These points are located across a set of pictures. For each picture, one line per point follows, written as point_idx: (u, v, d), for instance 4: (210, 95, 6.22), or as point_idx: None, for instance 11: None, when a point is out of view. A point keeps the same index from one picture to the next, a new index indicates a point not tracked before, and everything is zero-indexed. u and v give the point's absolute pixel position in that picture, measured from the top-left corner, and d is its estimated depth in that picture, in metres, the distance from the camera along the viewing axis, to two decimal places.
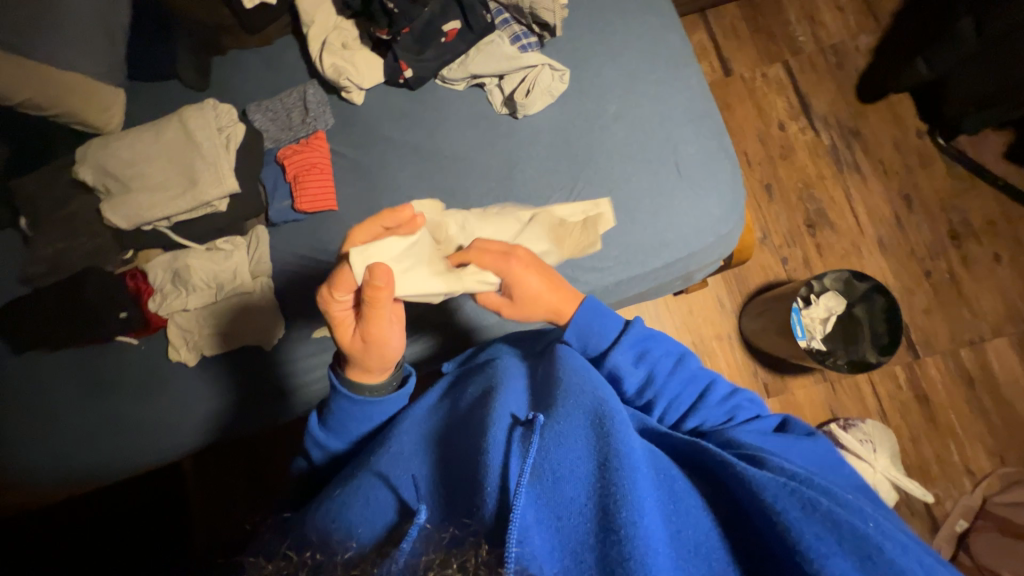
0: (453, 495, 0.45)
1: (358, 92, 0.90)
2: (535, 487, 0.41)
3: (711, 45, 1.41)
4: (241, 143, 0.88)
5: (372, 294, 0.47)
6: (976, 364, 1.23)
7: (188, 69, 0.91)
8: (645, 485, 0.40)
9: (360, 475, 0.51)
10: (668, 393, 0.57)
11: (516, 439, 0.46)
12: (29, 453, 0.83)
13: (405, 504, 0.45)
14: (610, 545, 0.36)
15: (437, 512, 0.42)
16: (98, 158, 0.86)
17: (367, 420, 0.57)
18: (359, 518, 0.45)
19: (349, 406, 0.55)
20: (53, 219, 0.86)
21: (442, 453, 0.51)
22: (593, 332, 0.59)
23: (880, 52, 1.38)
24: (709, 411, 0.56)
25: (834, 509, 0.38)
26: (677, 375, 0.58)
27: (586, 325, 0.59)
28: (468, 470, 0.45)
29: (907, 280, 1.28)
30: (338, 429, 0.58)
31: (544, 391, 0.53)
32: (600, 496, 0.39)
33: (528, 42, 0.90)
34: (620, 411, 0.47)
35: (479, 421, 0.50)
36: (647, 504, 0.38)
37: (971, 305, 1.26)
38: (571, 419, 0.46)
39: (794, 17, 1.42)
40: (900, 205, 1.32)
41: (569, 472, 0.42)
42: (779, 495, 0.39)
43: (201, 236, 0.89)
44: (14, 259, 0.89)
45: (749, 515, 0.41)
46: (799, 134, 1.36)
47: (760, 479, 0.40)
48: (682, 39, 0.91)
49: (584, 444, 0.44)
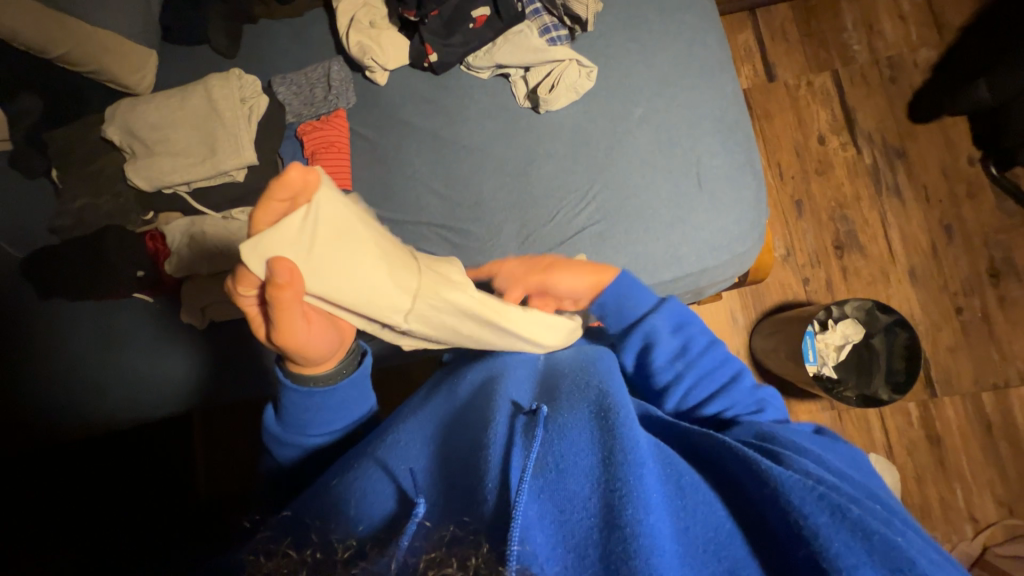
0: (452, 481, 0.42)
1: (382, 73, 0.89)
2: (538, 480, 0.38)
3: (756, 47, 1.34)
4: (262, 115, 0.90)
5: (276, 294, 0.44)
6: (998, 409, 1.17)
7: (218, 35, 0.91)
8: (652, 481, 0.38)
9: (359, 463, 0.47)
10: (698, 367, 0.60)
11: (518, 430, 0.43)
12: (46, 395, 0.88)
13: (405, 494, 0.42)
14: (615, 542, 0.33)
15: (438, 505, 0.39)
16: (127, 119, 0.88)
17: (322, 415, 0.56)
18: (366, 509, 0.41)
19: (298, 397, 0.55)
20: (82, 173, 0.89)
21: (442, 443, 0.47)
22: (632, 298, 0.63)
23: (940, 69, 1.29)
24: (733, 392, 0.59)
25: (862, 518, 0.35)
26: (707, 355, 0.61)
27: (629, 289, 0.63)
28: (466, 462, 0.42)
29: (935, 315, 1.22)
30: (298, 431, 0.57)
31: (550, 384, 0.51)
32: (605, 492, 0.37)
33: (558, 35, 0.87)
34: (626, 406, 0.44)
35: (480, 409, 0.48)
36: (653, 499, 0.36)
37: (1002, 348, 1.19)
38: (575, 413, 0.44)
39: (851, 23, 1.33)
40: (939, 236, 1.25)
41: (573, 466, 0.39)
42: (805, 498, 0.37)
43: (217, 204, 0.90)
44: (45, 209, 0.92)
45: (766, 521, 0.38)
46: (839, 150, 1.29)
47: (784, 480, 0.38)
48: (719, 43, 0.87)
49: (587, 438, 0.41)
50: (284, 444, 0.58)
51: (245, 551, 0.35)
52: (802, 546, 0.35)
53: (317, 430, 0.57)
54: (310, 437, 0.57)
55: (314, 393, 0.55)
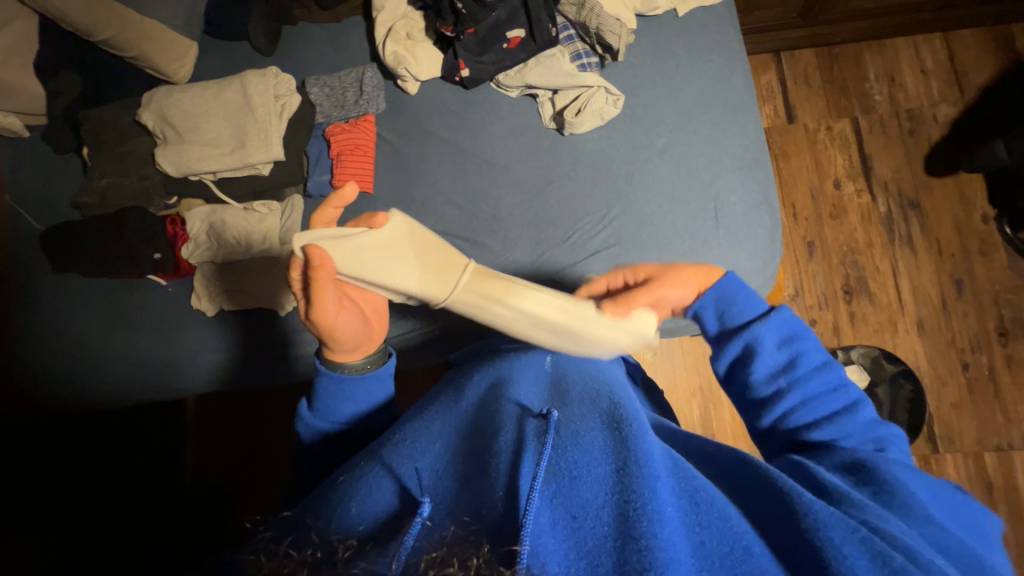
0: (461, 483, 0.41)
1: (413, 82, 0.91)
2: (550, 485, 0.37)
3: (778, 89, 1.37)
4: (293, 113, 0.92)
5: (314, 274, 0.54)
6: (1001, 472, 1.15)
7: (258, 33, 0.94)
8: (667, 494, 0.37)
9: (363, 465, 0.47)
10: (806, 389, 0.55)
11: (530, 433, 0.42)
12: (49, 369, 0.89)
13: (407, 493, 0.42)
14: (630, 552, 0.33)
15: (442, 507, 0.38)
16: (162, 105, 0.90)
17: (347, 402, 0.59)
18: (360, 510, 0.41)
19: (330, 382, 0.58)
20: (113, 153, 0.91)
21: (448, 441, 0.47)
22: (738, 302, 0.60)
23: (959, 126, 1.30)
24: (849, 426, 0.52)
25: (903, 564, 0.34)
26: (815, 377, 0.55)
27: (732, 294, 0.60)
28: (474, 465, 0.42)
29: (940, 369, 1.21)
30: (322, 413, 0.59)
31: (560, 391, 0.50)
32: (619, 502, 0.36)
33: (588, 62, 0.89)
34: (638, 417, 0.45)
35: (487, 415, 0.47)
36: (668, 512, 0.36)
37: (1006, 409, 1.18)
38: (586, 423, 0.44)
39: (873, 74, 1.35)
40: (949, 290, 1.25)
41: (585, 473, 0.39)
42: (845, 537, 0.36)
43: (239, 195, 0.92)
44: (71, 183, 0.94)
45: (778, 536, 0.38)
46: (854, 196, 1.30)
47: (826, 516, 0.37)
48: (745, 83, 0.89)
49: (600, 447, 0.41)
50: (306, 424, 0.60)
51: (245, 551, 0.35)
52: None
53: (336, 414, 0.59)
54: (332, 422, 0.59)
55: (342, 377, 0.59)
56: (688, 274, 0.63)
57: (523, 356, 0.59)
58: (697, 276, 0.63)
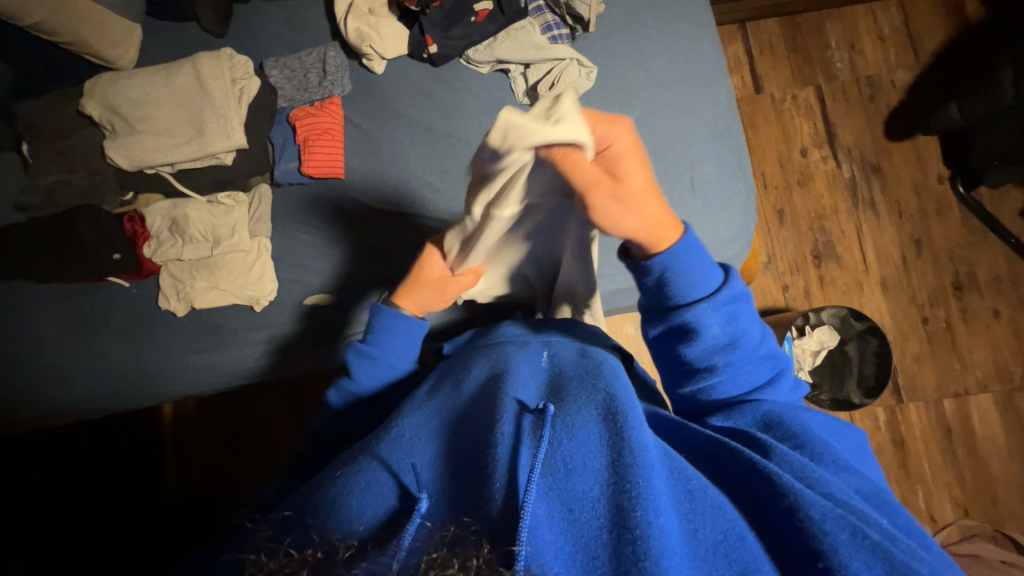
0: (458, 478, 0.40)
1: (379, 61, 0.87)
2: (546, 479, 0.38)
3: (745, 59, 1.38)
4: (254, 97, 0.87)
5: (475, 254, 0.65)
6: (958, 416, 1.24)
7: (207, 9, 0.88)
8: (661, 484, 0.37)
9: (359, 458, 0.46)
10: (738, 365, 0.52)
11: (526, 428, 0.42)
12: (7, 384, 0.84)
13: (406, 491, 0.41)
14: (625, 544, 0.33)
15: (442, 504, 0.39)
16: (107, 94, 0.84)
17: (407, 339, 0.63)
18: (359, 505, 0.40)
19: (386, 318, 0.62)
20: (57, 149, 0.85)
21: (445, 435, 0.46)
22: (687, 274, 0.50)
23: (914, 90, 1.35)
24: (770, 394, 0.53)
25: (882, 541, 0.36)
26: (753, 349, 0.53)
27: (685, 264, 0.50)
28: (470, 460, 0.41)
29: (903, 324, 1.28)
30: (376, 355, 0.61)
31: (558, 382, 0.49)
32: (614, 493, 0.36)
33: (559, 34, 0.88)
34: (633, 409, 0.44)
35: (483, 408, 0.46)
36: (663, 501, 0.36)
37: (962, 357, 1.26)
38: (582, 413, 0.44)
39: (835, 41, 1.38)
40: (909, 249, 1.31)
41: (581, 465, 0.39)
42: (827, 515, 0.37)
43: (202, 187, 0.87)
44: (12, 184, 0.87)
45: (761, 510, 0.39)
46: (820, 163, 1.34)
47: (807, 497, 0.38)
48: (715, 51, 0.89)
49: (596, 439, 0.41)
50: (359, 369, 0.61)
51: (244, 550, 0.34)
52: (817, 561, 0.35)
53: (392, 352, 0.62)
54: (391, 366, 0.62)
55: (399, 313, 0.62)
56: (645, 217, 0.47)
57: (520, 346, 0.57)
58: (649, 223, 0.47)
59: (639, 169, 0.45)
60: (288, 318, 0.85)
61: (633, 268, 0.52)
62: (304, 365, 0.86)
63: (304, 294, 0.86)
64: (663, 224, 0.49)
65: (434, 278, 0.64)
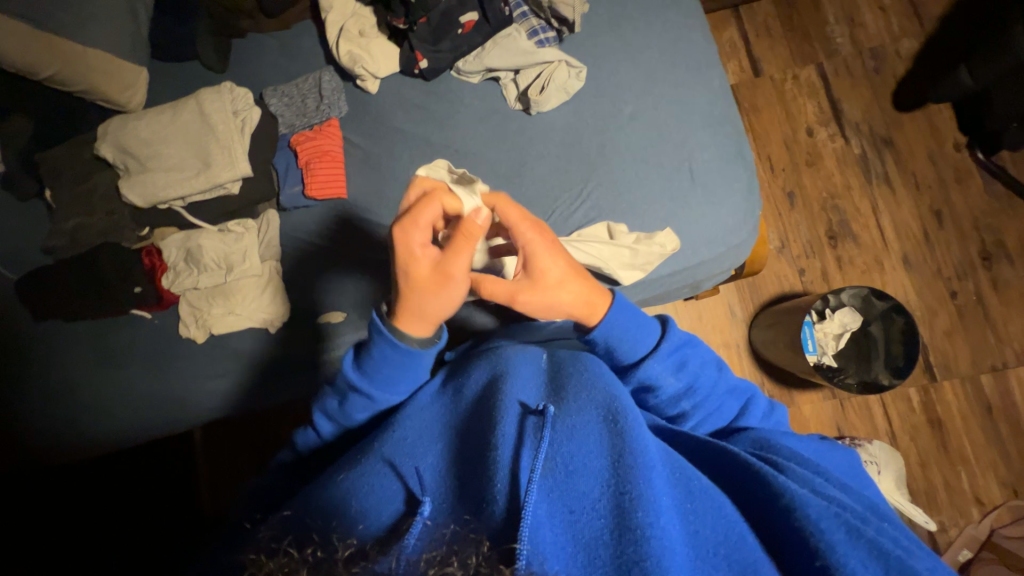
0: (464, 482, 0.41)
1: (373, 81, 0.89)
2: (547, 481, 0.38)
3: (741, 44, 1.36)
4: (256, 128, 0.90)
5: (469, 229, 0.51)
6: (997, 391, 1.18)
7: (209, 52, 0.92)
8: (662, 484, 0.37)
9: (364, 459, 0.47)
10: (705, 408, 0.57)
11: (528, 432, 0.42)
12: (41, 421, 0.88)
13: (411, 494, 0.42)
14: (627, 544, 0.33)
15: (443, 506, 0.39)
16: (118, 137, 0.88)
17: (397, 377, 0.54)
18: (366, 507, 0.41)
19: (394, 352, 0.52)
20: (76, 193, 0.90)
21: (446, 442, 0.47)
22: (625, 340, 0.55)
23: (922, 58, 1.31)
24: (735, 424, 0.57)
25: (876, 537, 0.37)
26: (711, 387, 0.57)
27: (622, 330, 0.54)
28: (474, 463, 0.42)
29: (930, 300, 1.23)
30: (372, 394, 0.55)
31: (558, 380, 0.49)
32: (614, 494, 0.36)
33: (546, 37, 0.88)
34: (633, 409, 0.44)
35: (483, 411, 0.46)
36: (663, 502, 0.36)
37: (997, 330, 1.21)
38: (584, 414, 0.43)
39: (833, 16, 1.35)
40: (930, 221, 1.26)
41: (581, 467, 0.39)
42: (823, 514, 0.38)
43: (212, 218, 0.91)
44: (39, 230, 0.92)
45: (756, 505, 0.41)
46: (828, 141, 1.31)
47: (805, 497, 0.39)
48: (705, 39, 0.88)
49: (596, 440, 0.41)
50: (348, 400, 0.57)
51: (247, 551, 0.35)
52: (814, 560, 0.36)
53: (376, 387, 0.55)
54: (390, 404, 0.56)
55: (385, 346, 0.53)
56: (570, 298, 0.53)
57: (519, 348, 0.57)
58: (576, 305, 0.54)
59: (559, 251, 0.54)
60: (301, 338, 0.87)
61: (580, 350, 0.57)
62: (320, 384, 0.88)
63: (317, 314, 0.87)
64: (592, 303, 0.54)
65: (425, 273, 0.50)
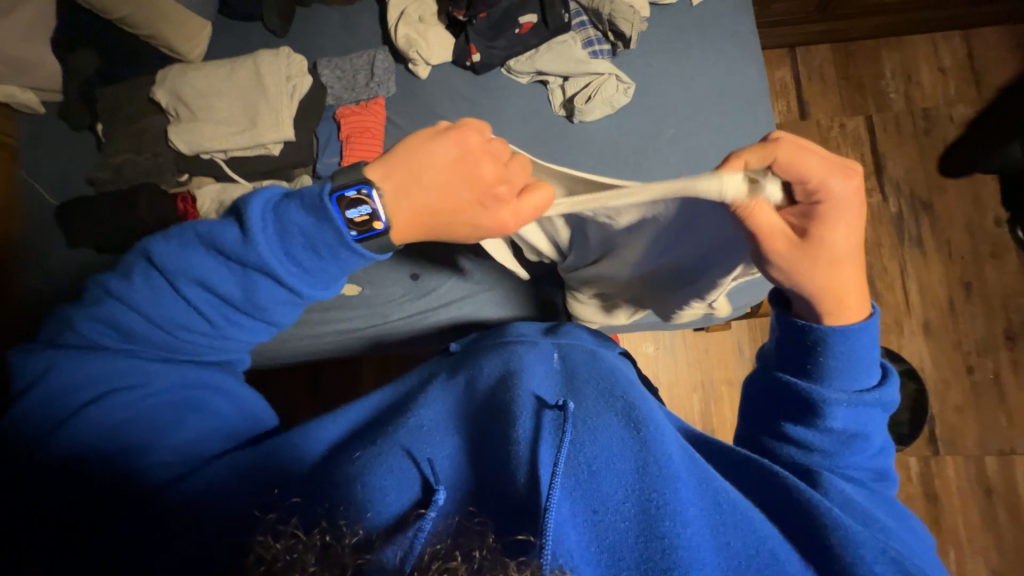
0: (481, 470, 0.42)
1: (424, 66, 0.91)
2: (570, 479, 0.39)
3: (792, 84, 1.35)
4: (304, 95, 0.92)
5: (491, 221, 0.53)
6: (1001, 476, 1.15)
7: (272, 14, 0.95)
8: (688, 495, 0.38)
9: (378, 442, 0.45)
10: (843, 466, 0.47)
11: (548, 426, 0.43)
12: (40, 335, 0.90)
13: (427, 482, 0.42)
14: (653, 550, 0.35)
15: (463, 491, 0.40)
16: (174, 84, 0.91)
17: (330, 268, 0.50)
18: (382, 486, 0.41)
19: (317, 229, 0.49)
20: (126, 131, 0.93)
21: (467, 428, 0.47)
22: (839, 356, 0.47)
23: (975, 127, 1.28)
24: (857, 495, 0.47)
25: None
26: (864, 455, 0.48)
27: (849, 348, 0.47)
28: (492, 452, 0.42)
29: (945, 372, 1.20)
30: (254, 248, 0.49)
31: (572, 382, 0.50)
32: (640, 499, 0.38)
33: (600, 49, 0.89)
34: (653, 414, 0.45)
35: (501, 401, 0.46)
36: (688, 512, 0.37)
37: (1011, 413, 1.17)
38: (604, 416, 0.44)
39: (890, 71, 1.33)
40: (958, 292, 1.24)
41: (605, 468, 0.40)
42: (878, 558, 0.36)
43: (249, 175, 0.93)
44: (86, 160, 0.96)
45: (789, 527, 0.40)
46: (865, 194, 1.29)
47: (857, 536, 0.37)
48: (759, 74, 0.87)
49: (619, 444, 0.42)
50: (208, 268, 0.50)
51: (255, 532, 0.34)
52: None
53: (298, 283, 0.50)
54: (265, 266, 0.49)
55: (312, 221, 0.48)
56: (831, 282, 0.47)
57: (531, 345, 0.56)
58: (826, 298, 0.47)
59: (843, 229, 0.47)
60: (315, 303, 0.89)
61: (788, 325, 0.49)
62: (330, 349, 0.90)
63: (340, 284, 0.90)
64: (844, 307, 0.48)
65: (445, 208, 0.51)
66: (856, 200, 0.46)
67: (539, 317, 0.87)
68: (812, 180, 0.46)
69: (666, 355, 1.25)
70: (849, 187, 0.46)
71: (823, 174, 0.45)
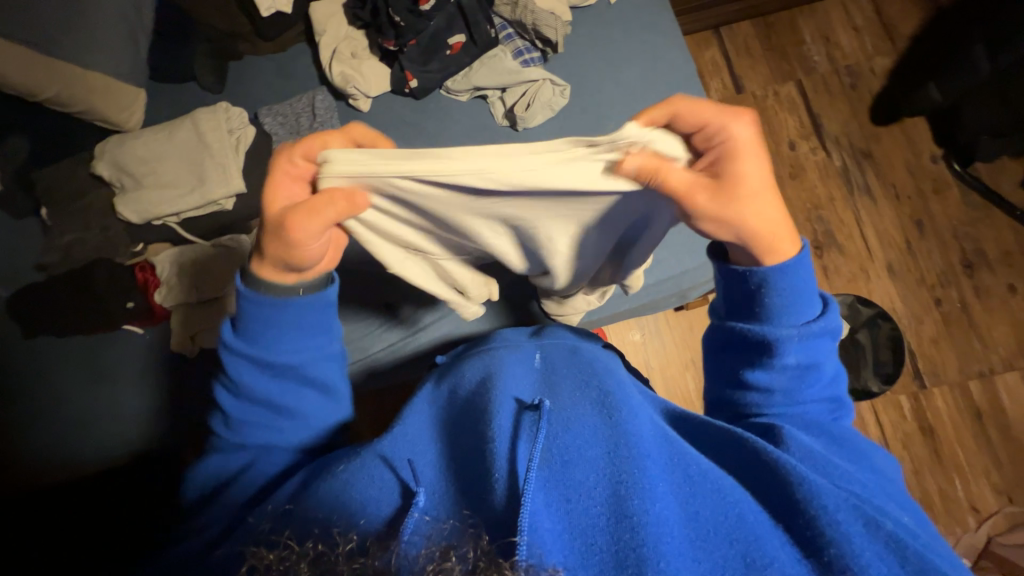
0: (461, 475, 0.41)
1: (364, 99, 0.93)
2: (544, 471, 0.38)
3: (723, 62, 1.41)
4: (250, 144, 0.92)
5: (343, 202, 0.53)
6: (987, 397, 1.19)
7: (205, 73, 0.96)
8: (657, 472, 0.39)
9: (361, 454, 0.47)
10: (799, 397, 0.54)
11: (525, 424, 0.43)
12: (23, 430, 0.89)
13: (405, 487, 0.42)
14: (624, 531, 0.34)
15: (443, 497, 0.40)
16: (115, 155, 0.90)
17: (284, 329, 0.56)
18: (364, 498, 0.42)
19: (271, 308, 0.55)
20: (72, 209, 0.91)
21: (446, 439, 0.47)
22: (780, 299, 0.52)
23: (895, 75, 1.36)
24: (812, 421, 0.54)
25: (893, 532, 0.40)
26: (818, 385, 0.54)
27: (788, 288, 0.52)
28: (470, 454, 0.42)
29: (915, 308, 1.25)
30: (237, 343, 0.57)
31: (548, 380, 0.50)
32: (612, 480, 0.38)
33: (530, 57, 0.92)
34: (626, 401, 0.47)
35: (479, 404, 0.47)
36: (658, 490, 0.38)
37: (982, 336, 1.23)
38: (577, 409, 0.45)
39: (809, 36, 1.41)
40: (911, 231, 1.30)
41: (577, 456, 0.40)
42: (838, 504, 0.41)
43: (206, 232, 0.92)
44: (36, 246, 0.94)
45: (763, 486, 0.44)
46: (809, 154, 1.35)
47: (819, 486, 0.42)
48: (685, 57, 0.91)
49: (592, 433, 0.43)
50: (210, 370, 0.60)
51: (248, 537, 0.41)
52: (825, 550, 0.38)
53: (295, 354, 0.57)
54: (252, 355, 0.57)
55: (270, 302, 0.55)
56: (760, 219, 0.50)
57: (510, 348, 0.57)
58: (760, 235, 0.51)
59: (757, 164, 0.50)
60: None
61: (729, 274, 0.54)
62: None
63: None
64: (777, 242, 0.52)
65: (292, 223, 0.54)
66: (756, 141, 0.51)
67: (518, 322, 0.88)
68: (713, 124, 0.50)
69: (652, 339, 1.27)
70: (749, 128, 0.50)
71: (722, 118, 0.50)
